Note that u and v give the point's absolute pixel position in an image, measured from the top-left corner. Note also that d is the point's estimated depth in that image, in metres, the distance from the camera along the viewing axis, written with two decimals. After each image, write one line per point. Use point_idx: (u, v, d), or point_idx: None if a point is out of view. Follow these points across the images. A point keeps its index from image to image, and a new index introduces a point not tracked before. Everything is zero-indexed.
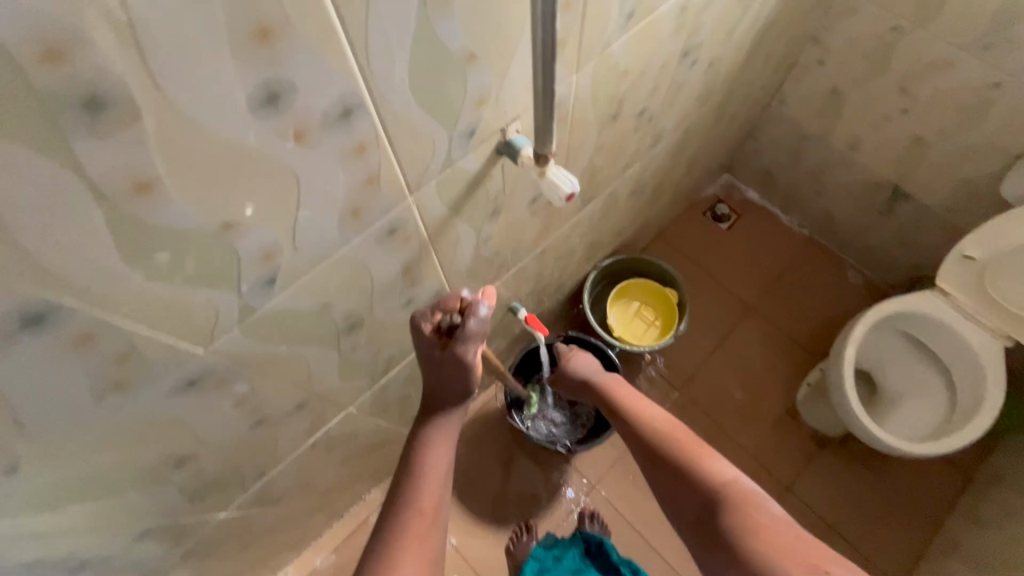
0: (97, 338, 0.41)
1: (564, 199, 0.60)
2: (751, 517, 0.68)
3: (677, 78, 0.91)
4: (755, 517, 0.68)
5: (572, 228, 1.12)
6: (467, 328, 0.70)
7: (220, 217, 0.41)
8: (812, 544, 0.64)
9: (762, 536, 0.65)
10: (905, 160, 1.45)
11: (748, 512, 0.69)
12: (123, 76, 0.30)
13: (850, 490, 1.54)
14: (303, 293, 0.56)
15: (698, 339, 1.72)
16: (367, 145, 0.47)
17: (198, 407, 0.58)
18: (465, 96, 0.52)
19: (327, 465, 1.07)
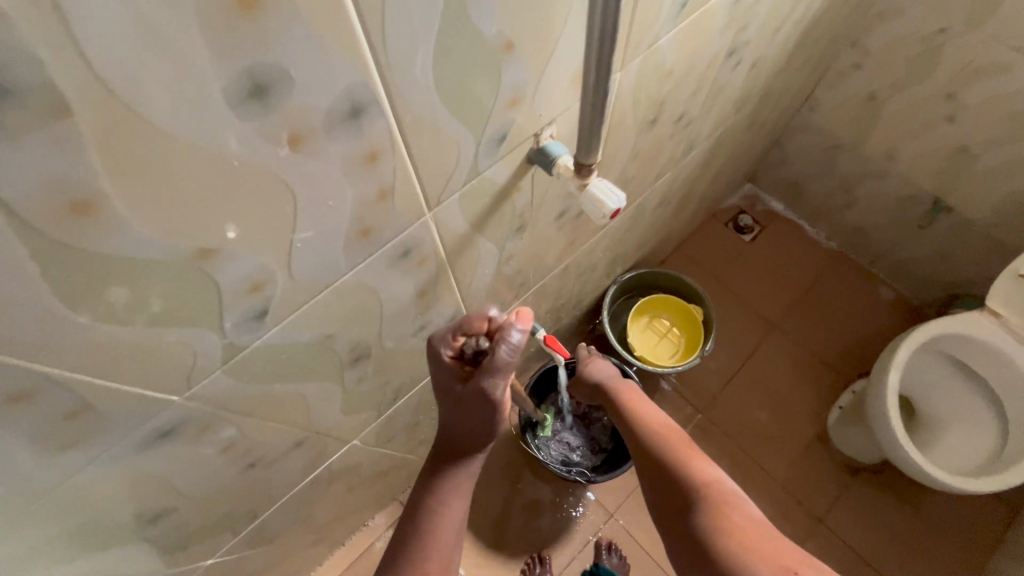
0: (35, 396, 0.33)
1: (609, 216, 0.52)
2: (726, 518, 0.62)
3: (719, 79, 0.82)
4: (731, 518, 0.62)
5: (596, 242, 1.03)
6: (496, 360, 0.57)
7: (192, 243, 0.32)
8: (786, 547, 0.59)
9: (737, 538, 0.60)
10: (948, 170, 1.34)
11: (723, 512, 0.63)
12: (40, 56, 0.21)
13: (887, 524, 1.43)
14: (301, 327, 0.47)
15: (722, 357, 1.61)
16: (381, 152, 0.38)
17: (176, 457, 0.49)
18: (497, 94, 0.43)
19: (327, 498, 0.98)
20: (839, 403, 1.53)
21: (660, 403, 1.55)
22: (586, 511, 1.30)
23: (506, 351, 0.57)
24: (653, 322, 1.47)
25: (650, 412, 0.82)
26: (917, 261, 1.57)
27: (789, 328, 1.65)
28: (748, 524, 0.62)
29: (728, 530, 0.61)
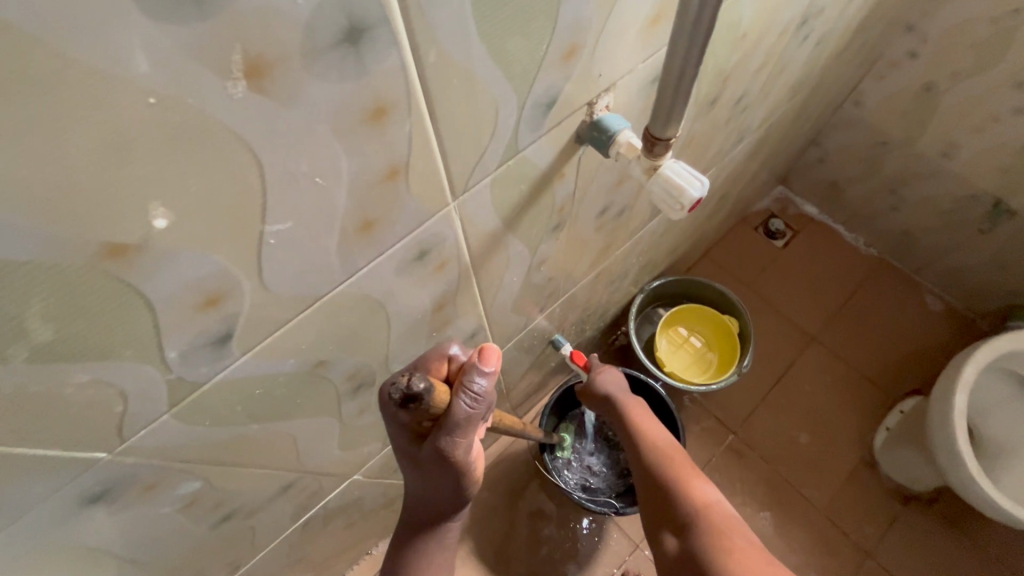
0: None
1: (688, 208, 0.39)
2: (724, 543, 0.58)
3: (785, 55, 0.70)
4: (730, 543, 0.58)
5: (632, 246, 0.91)
6: (453, 422, 0.42)
7: (95, 230, 0.21)
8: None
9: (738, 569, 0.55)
10: (1013, 170, 1.21)
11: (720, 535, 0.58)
12: None
13: (942, 557, 1.29)
14: (282, 352, 0.36)
15: (757, 373, 1.48)
16: (392, 106, 0.26)
17: (115, 522, 0.37)
18: (550, 37, 0.31)
19: (324, 537, 0.86)
20: (885, 425, 1.39)
21: (690, 422, 1.43)
22: (611, 547, 1.16)
23: (466, 404, 0.42)
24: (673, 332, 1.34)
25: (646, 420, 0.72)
26: (973, 269, 1.43)
27: (829, 341, 1.51)
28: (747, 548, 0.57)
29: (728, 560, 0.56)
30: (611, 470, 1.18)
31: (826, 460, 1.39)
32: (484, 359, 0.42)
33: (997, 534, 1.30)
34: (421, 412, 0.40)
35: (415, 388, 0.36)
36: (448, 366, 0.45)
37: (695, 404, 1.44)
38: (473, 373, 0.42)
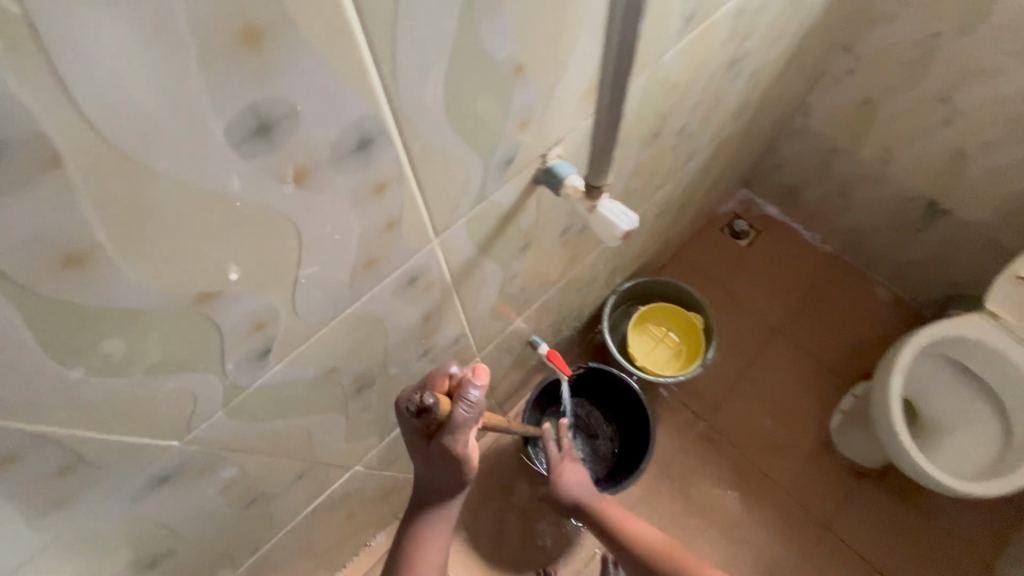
0: (25, 457, 0.30)
1: (620, 237, 0.50)
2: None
3: (720, 90, 0.82)
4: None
5: (598, 255, 1.02)
6: (455, 423, 0.53)
7: (193, 287, 0.30)
8: None
9: None
10: (944, 174, 1.34)
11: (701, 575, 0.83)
12: (30, 103, 0.19)
13: (891, 525, 1.43)
14: (305, 361, 0.45)
15: (723, 364, 1.60)
16: (389, 183, 0.36)
17: (173, 501, 0.46)
18: (506, 118, 0.41)
19: (329, 524, 0.95)
20: (840, 408, 1.52)
21: (662, 411, 1.55)
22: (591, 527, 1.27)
23: (464, 410, 0.53)
24: (643, 326, 1.45)
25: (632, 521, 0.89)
26: (915, 264, 1.57)
27: (790, 333, 1.64)
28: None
29: None
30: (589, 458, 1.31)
31: (787, 444, 1.52)
32: (476, 376, 0.54)
33: (943, 501, 1.44)
34: (430, 417, 0.52)
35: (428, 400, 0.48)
36: (448, 381, 0.56)
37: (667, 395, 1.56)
38: (468, 387, 0.54)
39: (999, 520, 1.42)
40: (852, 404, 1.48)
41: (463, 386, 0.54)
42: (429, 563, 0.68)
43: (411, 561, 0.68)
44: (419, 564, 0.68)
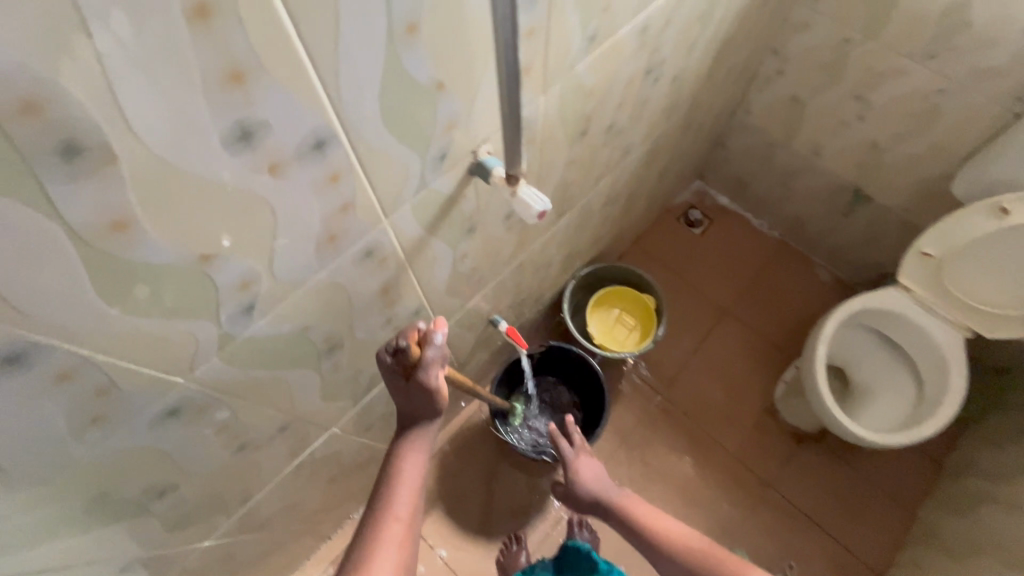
0: (78, 374, 0.41)
1: (535, 216, 0.62)
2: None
3: (641, 93, 0.95)
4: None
5: (548, 240, 1.14)
6: (424, 360, 0.67)
7: (197, 250, 0.41)
8: None
9: None
10: (865, 164, 1.49)
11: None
12: (99, 123, 0.30)
13: (829, 484, 1.54)
14: (283, 318, 0.57)
15: (676, 342, 1.74)
16: (341, 174, 0.48)
17: (180, 435, 0.58)
18: (434, 123, 0.53)
19: (313, 486, 1.06)
20: (785, 378, 1.65)
21: (625, 387, 1.68)
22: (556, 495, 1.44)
23: (432, 351, 0.67)
24: (605, 312, 1.58)
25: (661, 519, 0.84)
26: (849, 246, 1.72)
27: (739, 313, 1.78)
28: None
29: None
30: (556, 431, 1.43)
31: (735, 413, 1.64)
32: (437, 325, 0.67)
33: (874, 460, 1.55)
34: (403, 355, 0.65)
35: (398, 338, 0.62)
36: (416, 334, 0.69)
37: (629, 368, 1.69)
38: (432, 333, 0.67)
39: (925, 470, 1.54)
40: (794, 374, 1.60)
41: (427, 334, 0.67)
42: (407, 481, 0.71)
43: (393, 482, 0.71)
44: (398, 484, 0.71)
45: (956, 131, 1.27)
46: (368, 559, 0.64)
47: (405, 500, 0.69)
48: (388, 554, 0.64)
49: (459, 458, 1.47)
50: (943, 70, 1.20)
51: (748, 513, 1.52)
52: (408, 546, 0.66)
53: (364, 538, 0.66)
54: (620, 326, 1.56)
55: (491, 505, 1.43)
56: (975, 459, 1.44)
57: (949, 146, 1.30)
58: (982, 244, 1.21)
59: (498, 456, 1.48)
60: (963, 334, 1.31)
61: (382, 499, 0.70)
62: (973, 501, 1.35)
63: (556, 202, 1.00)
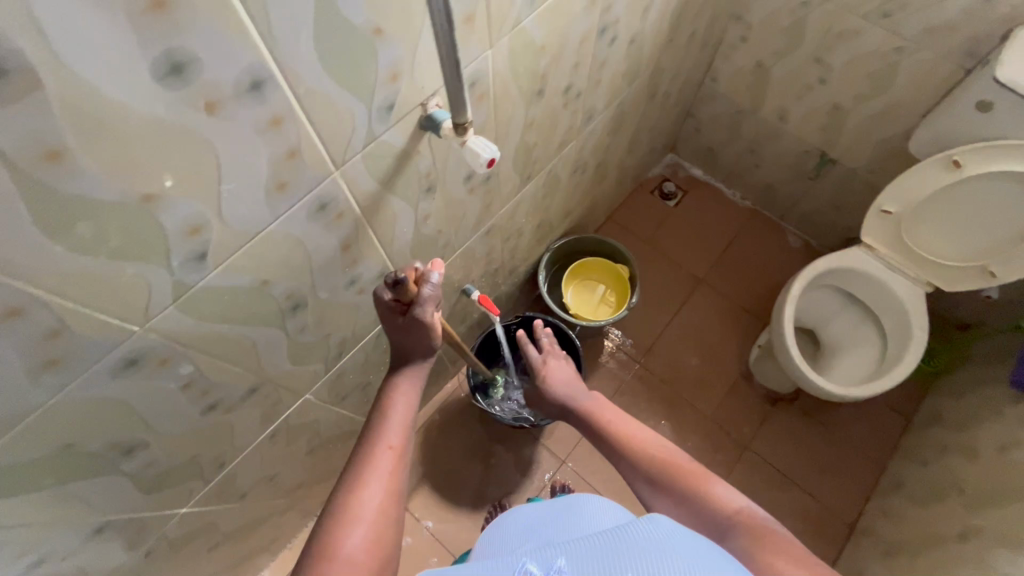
0: (26, 312, 0.43)
1: (486, 165, 0.65)
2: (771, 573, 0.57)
3: (597, 54, 0.96)
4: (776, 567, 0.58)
5: (515, 207, 1.15)
6: (422, 296, 0.72)
7: (138, 187, 0.43)
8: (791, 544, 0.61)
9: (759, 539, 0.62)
10: (829, 127, 1.48)
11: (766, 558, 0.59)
12: (22, 47, 0.32)
13: (802, 443, 1.52)
14: (236, 270, 0.58)
15: (652, 310, 1.70)
16: (284, 117, 0.49)
17: (143, 387, 0.59)
18: (377, 70, 0.54)
19: (294, 459, 1.05)
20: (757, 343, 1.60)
21: (606, 361, 1.62)
22: (542, 467, 1.45)
23: (428, 289, 0.73)
24: (589, 288, 1.58)
25: (633, 428, 0.83)
26: (818, 212, 1.71)
27: (713, 282, 1.75)
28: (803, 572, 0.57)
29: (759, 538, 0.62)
30: None
31: (710, 375, 1.61)
32: (434, 266, 0.73)
33: (844, 417, 1.55)
34: (403, 291, 0.70)
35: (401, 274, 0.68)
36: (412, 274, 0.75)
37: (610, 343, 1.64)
38: (429, 273, 0.73)
39: (893, 423, 1.54)
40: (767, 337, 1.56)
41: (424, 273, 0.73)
42: (398, 414, 0.73)
43: (384, 417, 0.73)
44: (389, 417, 0.72)
45: (912, 91, 1.27)
46: (360, 481, 0.64)
47: (396, 431, 0.71)
48: (380, 475, 0.65)
49: (442, 431, 1.48)
50: (898, 28, 1.19)
51: (725, 472, 1.48)
52: (399, 472, 0.67)
53: (354, 464, 0.67)
54: (603, 305, 1.55)
55: (475, 476, 1.44)
56: (943, 410, 1.43)
57: (907, 105, 1.30)
58: (937, 197, 1.21)
59: (481, 428, 1.49)
60: (924, 288, 1.33)
61: (373, 431, 0.71)
62: (940, 450, 1.32)
63: (519, 166, 1.02)
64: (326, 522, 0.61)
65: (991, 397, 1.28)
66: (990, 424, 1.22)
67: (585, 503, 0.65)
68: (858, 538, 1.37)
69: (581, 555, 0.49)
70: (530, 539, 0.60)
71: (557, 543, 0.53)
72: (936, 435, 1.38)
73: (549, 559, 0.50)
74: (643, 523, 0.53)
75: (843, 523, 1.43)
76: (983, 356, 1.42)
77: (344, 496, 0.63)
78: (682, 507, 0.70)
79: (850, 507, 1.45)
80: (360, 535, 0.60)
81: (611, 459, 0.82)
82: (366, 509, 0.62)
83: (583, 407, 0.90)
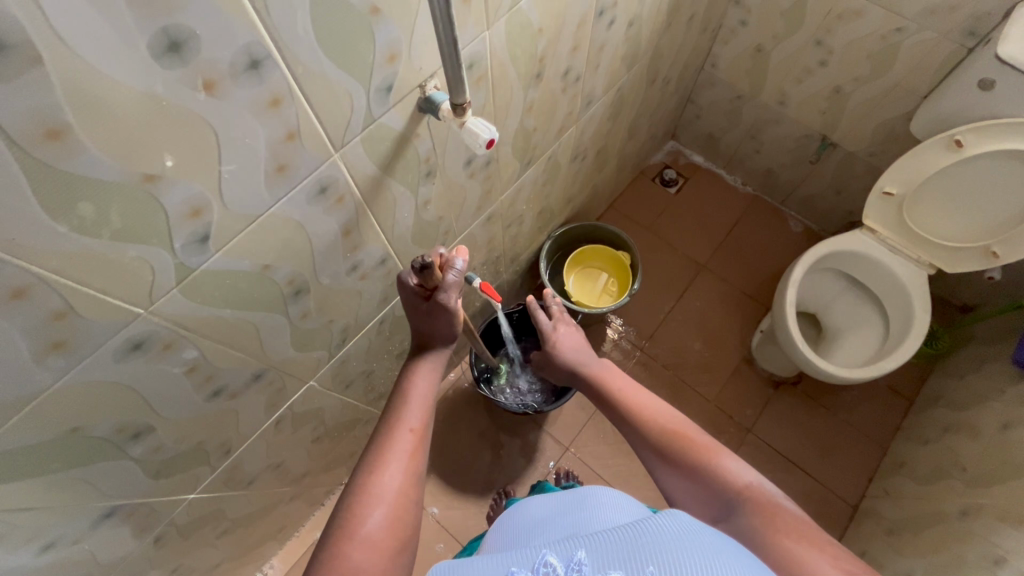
0: (32, 293, 0.43)
1: (485, 145, 0.65)
2: (783, 554, 0.58)
3: (596, 37, 0.96)
4: (788, 548, 0.58)
5: (515, 193, 1.14)
6: (445, 283, 0.73)
7: (140, 167, 0.44)
8: (802, 524, 0.61)
9: (769, 518, 0.62)
10: (830, 110, 1.47)
11: (777, 539, 0.60)
12: (21, 21, 0.32)
13: (804, 426, 1.53)
14: (238, 254, 0.58)
15: (654, 296, 1.70)
16: (282, 97, 0.49)
17: (149, 371, 0.59)
18: (374, 50, 0.54)
19: (300, 447, 1.06)
20: (760, 327, 1.60)
21: (609, 349, 1.62)
22: (546, 454, 1.46)
23: (452, 276, 0.74)
24: (592, 277, 1.57)
25: (646, 399, 0.83)
26: (818, 196, 1.70)
27: (714, 268, 1.74)
28: (815, 552, 0.57)
29: (769, 515, 0.62)
30: (538, 388, 1.42)
31: (712, 361, 1.61)
32: (459, 252, 0.74)
33: (845, 400, 1.55)
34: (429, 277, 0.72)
35: (427, 259, 0.69)
36: (437, 259, 0.76)
37: (613, 330, 1.64)
38: (453, 259, 0.74)
39: (895, 406, 1.54)
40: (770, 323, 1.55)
41: (449, 259, 0.74)
42: (419, 396, 0.74)
43: (405, 399, 0.73)
44: (409, 399, 0.73)
45: (913, 72, 1.26)
46: (381, 462, 0.65)
47: (417, 413, 0.71)
48: (401, 457, 0.66)
49: (447, 419, 1.49)
50: (899, 8, 1.18)
51: None
52: (419, 454, 0.68)
53: (375, 446, 0.68)
54: (606, 295, 1.55)
55: (480, 463, 1.44)
56: (944, 391, 1.44)
57: (908, 86, 1.29)
58: (939, 177, 1.21)
59: (485, 416, 1.50)
60: (926, 270, 1.32)
61: (394, 413, 0.72)
62: (941, 431, 1.33)
63: (519, 151, 1.02)
64: (347, 501, 0.62)
65: (992, 378, 1.28)
66: (990, 404, 1.23)
67: (602, 495, 0.64)
68: (861, 519, 1.38)
69: (601, 547, 0.50)
70: (546, 531, 0.60)
71: (575, 536, 0.54)
72: (939, 415, 1.39)
73: (569, 551, 0.50)
74: (662, 517, 0.53)
75: (843, 503, 1.44)
76: (986, 338, 1.41)
77: (365, 477, 0.63)
78: (693, 480, 0.71)
79: (851, 488, 1.45)
80: (382, 515, 0.60)
81: (621, 426, 0.82)
82: (387, 490, 0.62)
83: (591, 373, 0.91)
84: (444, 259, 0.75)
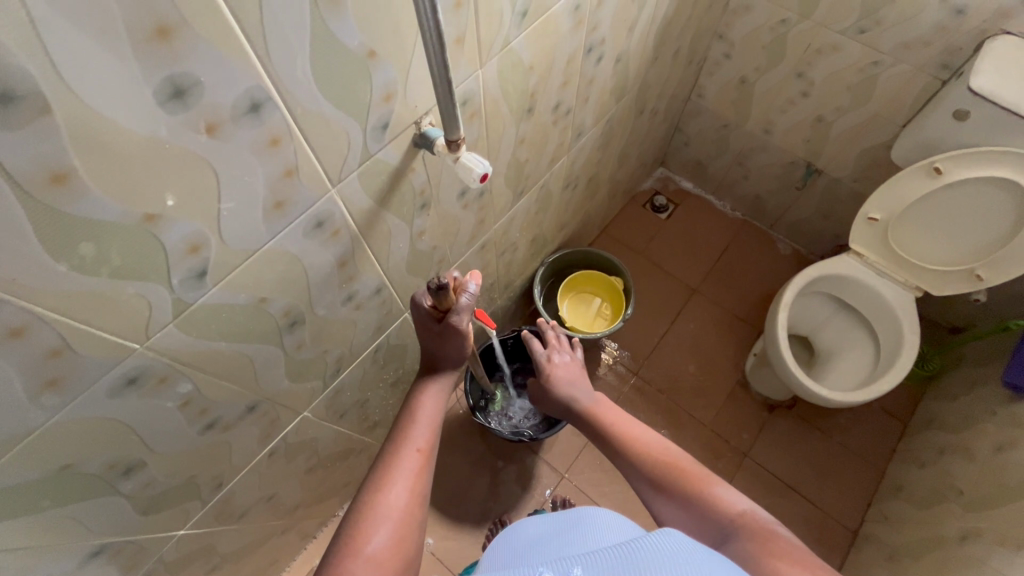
0: (30, 331, 0.44)
1: (479, 178, 0.66)
2: None
3: (585, 72, 0.99)
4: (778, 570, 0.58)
5: (509, 221, 1.16)
6: (458, 305, 0.74)
7: (140, 208, 0.45)
8: (801, 553, 0.60)
9: (766, 545, 0.61)
10: (813, 139, 1.51)
11: (768, 561, 0.59)
12: (30, 72, 0.33)
13: (800, 450, 1.52)
14: (235, 287, 0.59)
15: (647, 320, 1.71)
16: (281, 137, 0.51)
17: (142, 406, 0.59)
18: (371, 90, 0.56)
19: (293, 478, 1.05)
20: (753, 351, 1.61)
21: (604, 373, 1.62)
22: (542, 482, 1.44)
23: (465, 299, 0.75)
24: (585, 301, 1.58)
25: (637, 430, 0.83)
26: (806, 221, 1.73)
27: (706, 291, 1.76)
28: None
29: (767, 543, 0.62)
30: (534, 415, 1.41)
31: (707, 385, 1.61)
32: (473, 276, 0.75)
33: (840, 422, 1.55)
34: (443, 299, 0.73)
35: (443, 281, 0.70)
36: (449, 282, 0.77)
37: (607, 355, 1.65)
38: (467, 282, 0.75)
39: (889, 428, 1.54)
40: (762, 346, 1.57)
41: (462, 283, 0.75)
42: (425, 417, 0.74)
43: (411, 420, 0.73)
44: (416, 420, 0.73)
45: (891, 103, 1.30)
46: (387, 481, 0.65)
47: (423, 434, 0.71)
48: (407, 477, 0.65)
49: (442, 447, 1.48)
50: (875, 43, 1.23)
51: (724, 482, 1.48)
52: (425, 475, 0.67)
53: (381, 464, 0.67)
54: (600, 320, 1.55)
55: (476, 492, 1.42)
56: (936, 412, 1.45)
57: (888, 116, 1.33)
58: (921, 204, 1.24)
59: (480, 444, 1.49)
60: (914, 294, 1.34)
61: (401, 432, 0.72)
62: (936, 453, 1.33)
63: (511, 181, 1.04)
64: (351, 519, 0.61)
65: (984, 400, 1.29)
66: (984, 424, 1.23)
67: (595, 516, 0.64)
68: (860, 544, 1.36)
69: (596, 565, 0.49)
70: (542, 552, 0.60)
71: (570, 555, 0.53)
72: (931, 437, 1.39)
73: (565, 567, 0.50)
74: (656, 535, 0.53)
75: (842, 529, 1.43)
76: (976, 359, 1.42)
77: (370, 495, 0.63)
78: (691, 507, 0.70)
79: (849, 512, 1.44)
80: (386, 534, 0.59)
81: (617, 462, 0.82)
82: (392, 509, 0.62)
83: (585, 408, 0.90)
84: (458, 282, 0.76)
